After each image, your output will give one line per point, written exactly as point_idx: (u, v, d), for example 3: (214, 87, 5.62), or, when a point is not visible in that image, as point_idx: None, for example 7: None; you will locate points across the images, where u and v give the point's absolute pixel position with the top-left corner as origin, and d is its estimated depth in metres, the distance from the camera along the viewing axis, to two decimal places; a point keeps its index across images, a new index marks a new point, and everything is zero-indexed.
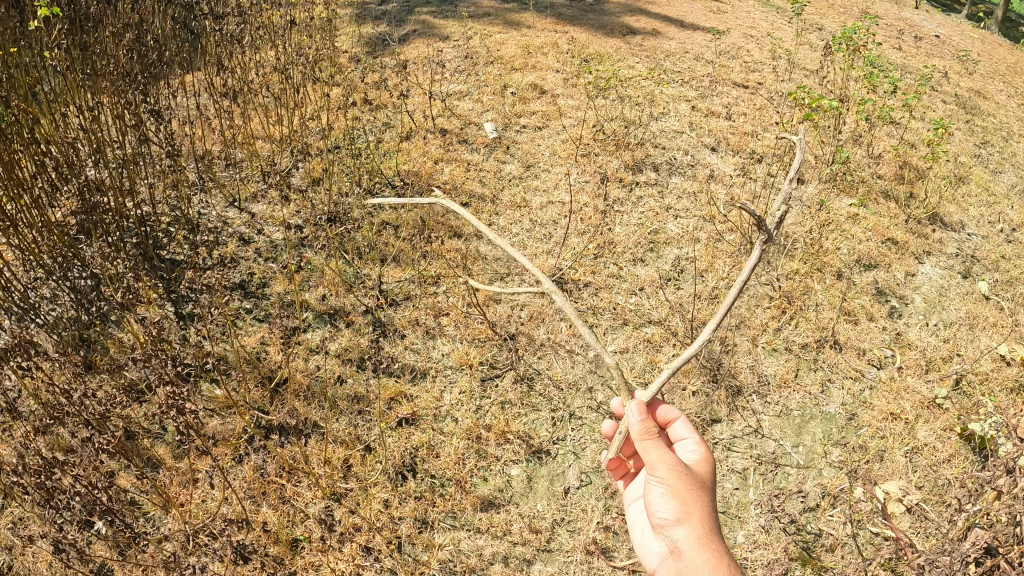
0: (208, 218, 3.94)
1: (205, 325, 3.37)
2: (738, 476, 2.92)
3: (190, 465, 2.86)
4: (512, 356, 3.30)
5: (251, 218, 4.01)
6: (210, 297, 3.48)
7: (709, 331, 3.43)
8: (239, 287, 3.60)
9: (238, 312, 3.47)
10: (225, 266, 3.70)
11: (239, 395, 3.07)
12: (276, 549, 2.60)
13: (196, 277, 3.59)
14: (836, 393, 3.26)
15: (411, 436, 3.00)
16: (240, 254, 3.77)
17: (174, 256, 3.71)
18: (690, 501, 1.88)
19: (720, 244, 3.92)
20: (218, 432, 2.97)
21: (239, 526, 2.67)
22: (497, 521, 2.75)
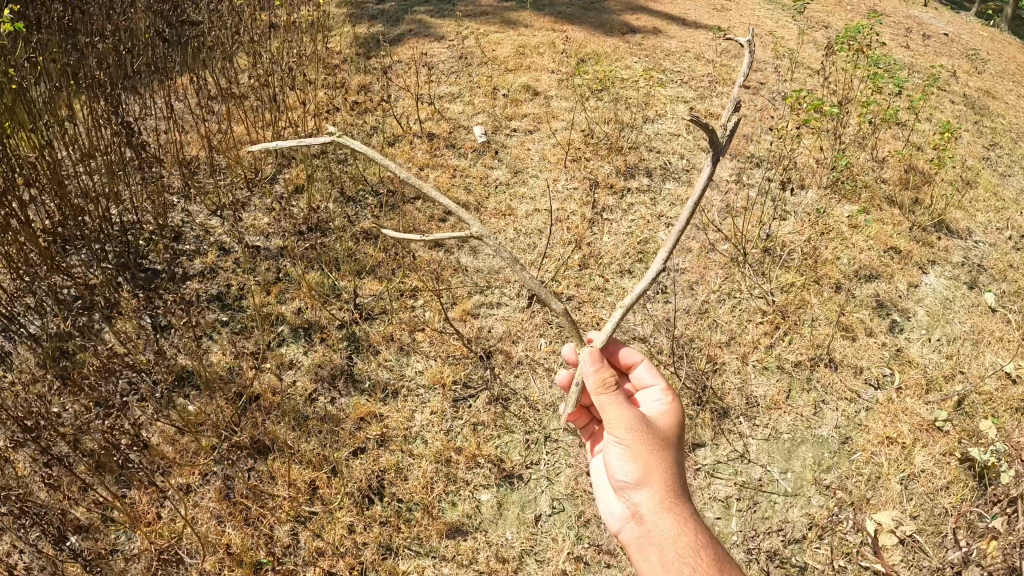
0: (193, 226, 3.74)
1: (179, 334, 3.18)
2: (720, 504, 2.78)
3: (159, 485, 2.64)
4: (487, 376, 3.19)
5: (233, 226, 3.78)
6: (189, 310, 3.31)
7: (695, 348, 3.29)
8: (216, 298, 3.41)
9: (213, 328, 3.27)
10: (202, 280, 3.48)
11: (209, 411, 2.87)
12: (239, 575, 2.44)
13: (174, 283, 3.41)
14: (829, 416, 3.11)
15: (379, 457, 2.85)
16: (220, 265, 3.56)
17: (157, 268, 3.49)
18: (652, 466, 1.84)
19: (714, 255, 3.81)
20: (182, 450, 2.75)
21: (202, 548, 2.51)
22: (463, 549, 2.62)
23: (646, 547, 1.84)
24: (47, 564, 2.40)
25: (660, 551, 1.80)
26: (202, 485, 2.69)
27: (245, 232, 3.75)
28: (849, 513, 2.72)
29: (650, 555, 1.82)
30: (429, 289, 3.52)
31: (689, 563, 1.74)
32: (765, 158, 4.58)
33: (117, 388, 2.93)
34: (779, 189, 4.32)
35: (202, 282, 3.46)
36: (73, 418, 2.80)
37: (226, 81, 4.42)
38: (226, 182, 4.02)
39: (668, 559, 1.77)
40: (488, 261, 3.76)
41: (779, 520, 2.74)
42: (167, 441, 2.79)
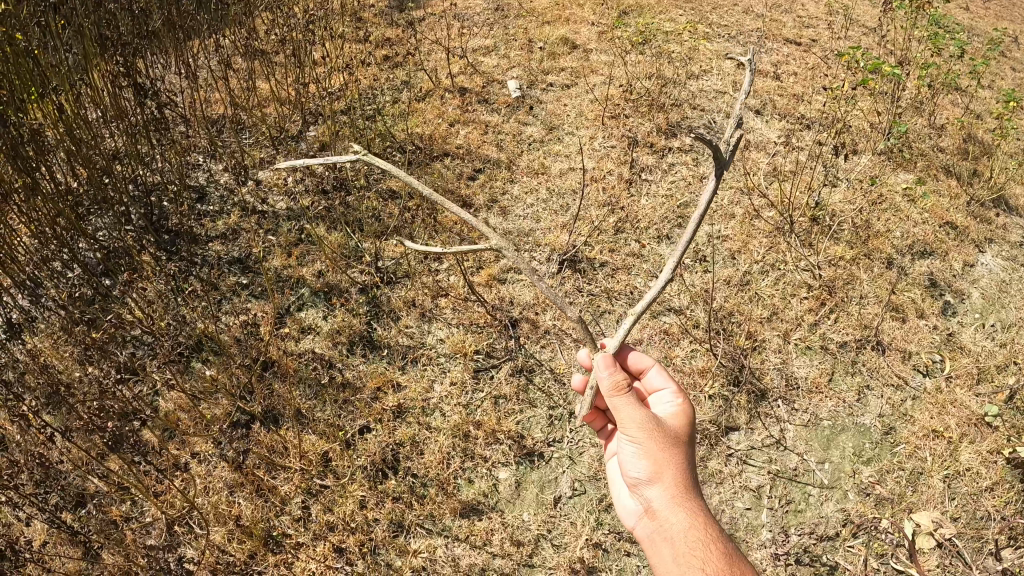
0: (217, 185, 3.62)
1: (196, 297, 3.07)
2: (752, 495, 2.65)
3: (168, 457, 2.57)
4: (511, 346, 3.05)
5: (256, 185, 3.66)
6: (208, 273, 3.20)
7: (735, 324, 3.12)
8: (236, 261, 3.28)
9: (231, 292, 3.15)
10: (223, 241, 3.35)
11: (224, 379, 2.77)
12: (247, 549, 2.35)
13: (195, 246, 3.30)
14: (873, 403, 2.93)
15: (395, 429, 2.73)
16: (242, 223, 3.44)
17: (181, 226, 3.37)
18: (662, 461, 1.82)
19: (758, 222, 3.60)
20: (192, 421, 2.66)
21: (210, 519, 2.42)
22: (478, 530, 2.50)
23: (657, 541, 1.81)
24: (52, 538, 2.33)
25: (670, 544, 1.77)
26: (213, 455, 2.59)
27: (269, 191, 3.63)
28: (888, 513, 2.60)
29: (662, 549, 1.78)
30: (455, 252, 3.37)
31: (700, 555, 1.70)
32: (817, 120, 4.33)
33: (130, 356, 2.85)
34: (831, 154, 4.08)
35: (223, 244, 3.34)
36: (88, 384, 2.70)
37: (253, 28, 4.26)
38: (250, 141, 3.89)
39: (678, 552, 1.73)
40: None
41: (813, 515, 2.60)
42: (179, 409, 2.70)
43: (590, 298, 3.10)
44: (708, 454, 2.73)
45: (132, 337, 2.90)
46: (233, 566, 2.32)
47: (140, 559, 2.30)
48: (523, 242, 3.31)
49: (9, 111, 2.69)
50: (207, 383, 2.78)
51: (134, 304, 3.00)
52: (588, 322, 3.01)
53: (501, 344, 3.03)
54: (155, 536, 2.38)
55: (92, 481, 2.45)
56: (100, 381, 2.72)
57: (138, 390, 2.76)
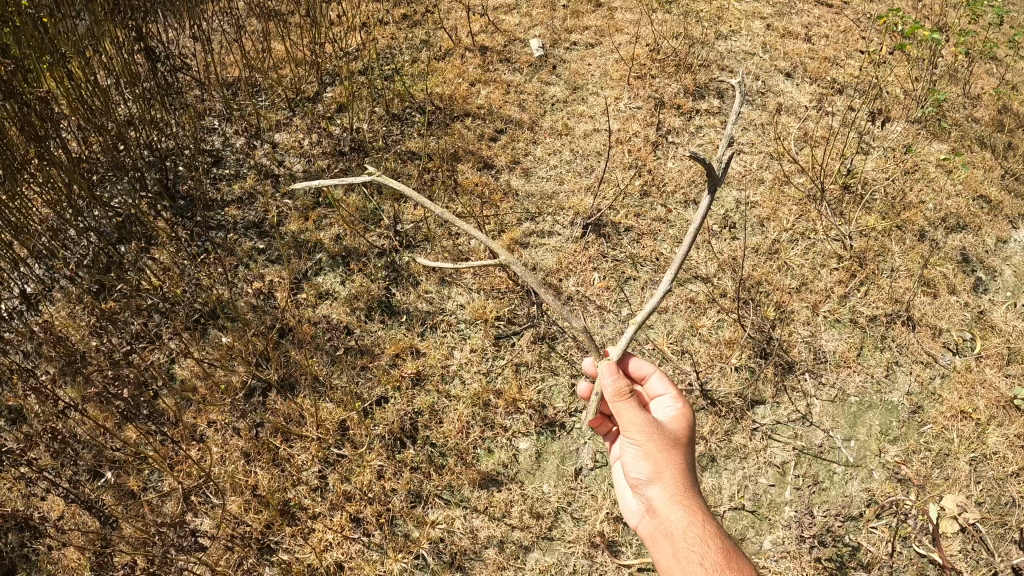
0: (233, 146, 3.57)
1: (212, 264, 3.04)
2: (776, 471, 2.59)
3: (185, 426, 2.58)
4: (534, 313, 2.97)
5: (273, 148, 3.57)
6: (225, 237, 3.17)
7: (763, 294, 3.01)
8: (253, 225, 3.23)
9: (248, 256, 3.11)
10: (239, 204, 3.31)
11: (242, 347, 2.75)
12: (265, 520, 2.38)
13: (211, 212, 3.26)
14: (902, 379, 2.86)
15: (414, 397, 2.69)
16: (259, 186, 3.38)
17: (199, 191, 3.33)
18: (663, 462, 1.80)
19: (788, 187, 3.43)
20: (211, 390, 2.67)
21: (229, 489, 2.44)
22: (497, 501, 2.47)
23: (659, 539, 1.81)
24: (70, 509, 2.37)
25: (672, 542, 1.77)
26: (231, 424, 2.61)
27: (285, 152, 3.54)
28: (913, 494, 2.55)
29: (663, 547, 1.78)
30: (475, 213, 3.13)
31: (699, 553, 1.71)
32: (849, 85, 4.15)
33: (148, 324, 2.85)
34: (865, 119, 3.94)
35: (239, 207, 3.29)
36: (106, 353, 2.71)
37: None
38: (267, 103, 3.81)
39: (679, 550, 1.73)
40: (542, 183, 3.31)
41: (837, 494, 2.55)
42: (197, 378, 2.71)
43: (614, 264, 3.02)
44: (733, 428, 2.66)
45: (150, 304, 2.89)
46: (251, 537, 2.35)
47: (158, 530, 2.34)
48: (545, 206, 3.22)
49: (17, 76, 2.60)
50: (225, 350, 2.77)
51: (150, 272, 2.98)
52: (612, 289, 2.94)
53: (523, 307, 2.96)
54: (173, 507, 2.41)
55: (113, 452, 2.49)
56: (116, 350, 2.72)
57: (156, 359, 2.76)
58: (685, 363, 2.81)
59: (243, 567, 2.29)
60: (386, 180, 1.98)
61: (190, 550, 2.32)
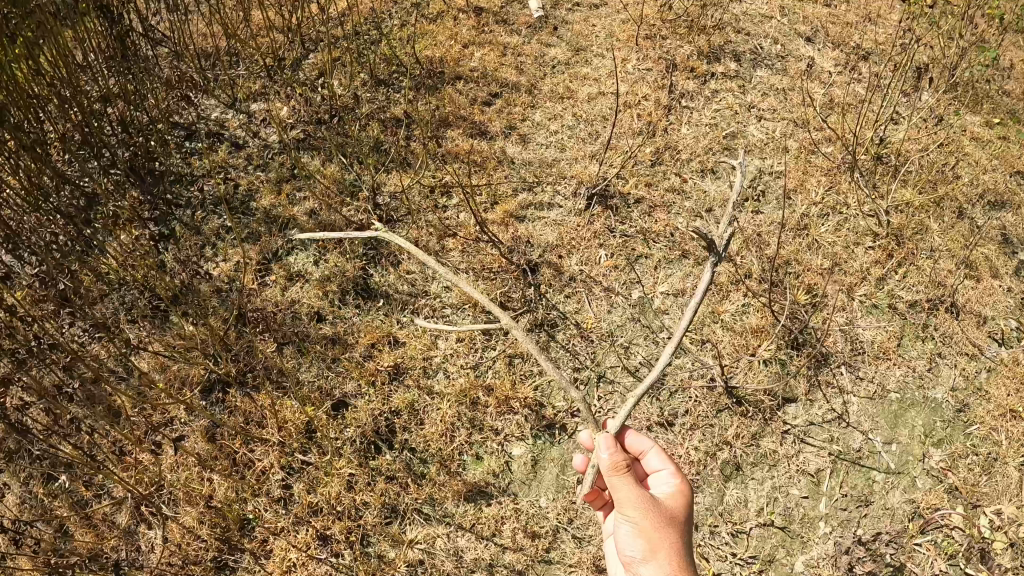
0: (208, 119, 3.16)
1: (174, 245, 2.69)
2: (809, 481, 2.24)
3: (138, 424, 2.27)
4: (529, 296, 2.51)
5: (248, 117, 3.19)
6: (191, 216, 2.80)
7: (792, 277, 2.63)
8: (221, 202, 2.83)
9: (215, 237, 2.74)
10: (208, 178, 2.92)
11: (201, 338, 2.40)
12: (222, 535, 2.08)
13: (176, 186, 2.90)
14: (946, 374, 2.48)
15: (391, 394, 2.33)
16: (231, 161, 2.97)
17: (170, 167, 2.94)
18: (658, 541, 1.59)
19: (816, 157, 3.02)
20: (166, 388, 2.33)
21: (183, 502, 2.14)
22: (485, 518, 2.13)
23: None
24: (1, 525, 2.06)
25: None
26: (189, 423, 2.29)
27: (261, 123, 3.15)
28: (960, 506, 2.21)
29: None
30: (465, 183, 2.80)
31: None
32: (874, 52, 3.70)
33: (102, 311, 2.51)
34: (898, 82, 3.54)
35: (207, 181, 2.91)
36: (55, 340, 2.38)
37: None
38: (243, 71, 3.39)
39: None
40: (541, 151, 2.95)
41: (878, 507, 2.20)
42: (154, 371, 2.37)
43: (623, 240, 2.69)
44: (761, 431, 2.31)
45: (112, 288, 2.57)
46: (205, 553, 2.05)
47: (115, 541, 2.08)
48: (544, 174, 2.87)
49: None
50: (184, 339, 2.42)
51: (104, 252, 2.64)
52: (621, 269, 2.62)
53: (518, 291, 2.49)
54: (122, 518, 2.11)
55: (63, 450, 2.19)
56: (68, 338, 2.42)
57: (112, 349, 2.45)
58: (706, 355, 2.45)
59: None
60: (388, 233, 1.91)
61: (140, 568, 2.04)
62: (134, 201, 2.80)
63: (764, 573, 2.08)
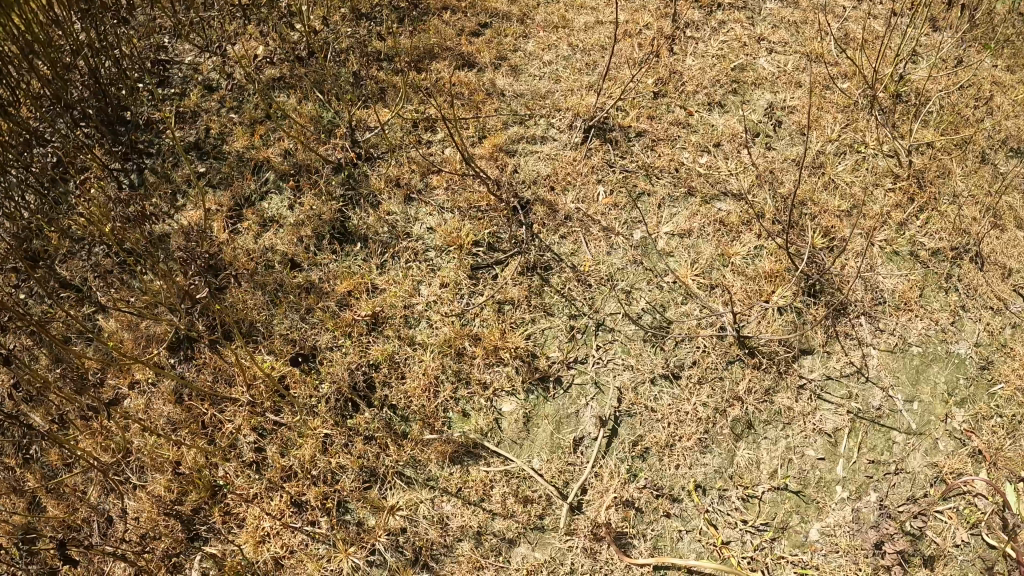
0: (181, 64, 2.84)
1: (141, 193, 2.48)
2: (826, 441, 2.06)
3: (107, 389, 2.11)
4: (521, 237, 2.35)
5: (223, 58, 2.86)
6: (161, 164, 2.57)
7: (807, 216, 2.44)
8: (193, 146, 2.58)
9: (186, 184, 2.51)
10: (180, 125, 2.64)
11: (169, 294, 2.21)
12: (191, 504, 1.91)
13: (144, 129, 2.66)
14: (970, 327, 2.27)
15: (369, 346, 2.13)
16: (202, 106, 2.69)
17: (145, 114, 2.69)
18: None
19: (831, 93, 2.80)
20: (131, 347, 2.15)
21: (151, 470, 1.97)
22: (472, 481, 1.95)
23: None
24: None
25: None
26: (156, 383, 2.11)
27: (236, 64, 2.84)
28: (983, 471, 2.03)
29: None
30: (451, 116, 2.61)
31: None
32: None
33: (70, 270, 2.32)
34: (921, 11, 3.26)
35: (180, 128, 2.64)
36: (26, 306, 2.24)
37: None
38: (217, 12, 3.00)
39: None
40: (534, 83, 2.74)
41: (897, 471, 2.02)
42: (119, 331, 2.19)
43: (623, 175, 2.51)
44: (775, 385, 2.12)
45: (80, 244, 2.38)
46: (175, 524, 1.89)
47: (85, 513, 1.93)
48: (537, 106, 2.67)
49: None
50: (151, 294, 2.23)
51: (67, 204, 2.43)
52: (623, 207, 2.43)
53: (507, 232, 2.35)
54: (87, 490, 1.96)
55: (33, 418, 2.04)
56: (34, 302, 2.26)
57: (81, 310, 2.26)
58: (715, 302, 2.25)
59: (171, 562, 1.84)
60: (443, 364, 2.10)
61: (107, 540, 1.89)
62: (100, 148, 2.57)
63: (777, 541, 1.90)
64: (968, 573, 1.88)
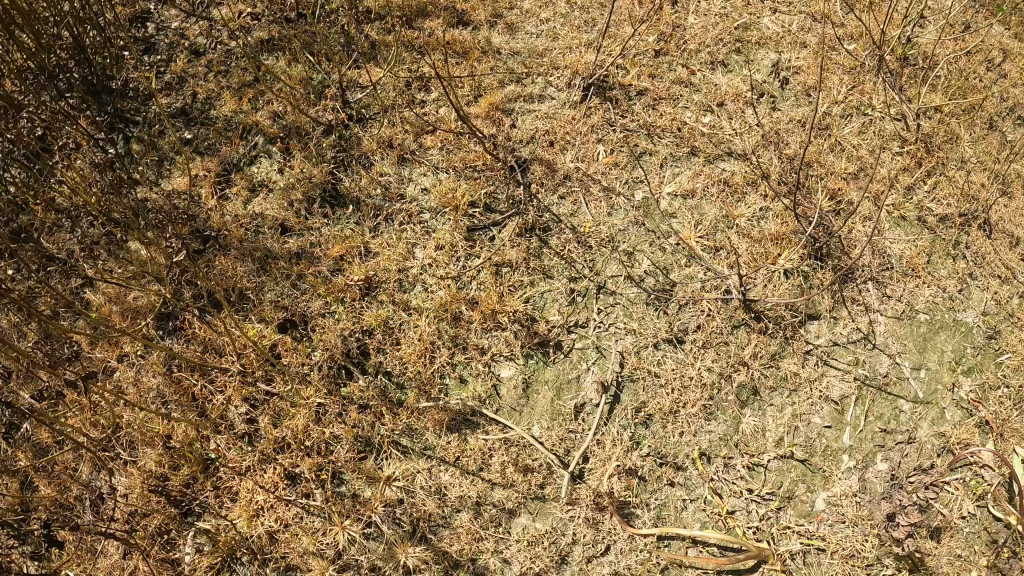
0: (167, 29, 2.70)
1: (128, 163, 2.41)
2: (833, 409, 2.02)
3: (93, 361, 2.04)
4: (518, 196, 2.29)
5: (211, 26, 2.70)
6: (147, 131, 2.49)
7: (812, 178, 2.39)
8: (180, 113, 2.50)
9: (173, 151, 2.44)
10: (166, 91, 2.55)
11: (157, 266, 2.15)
12: (183, 480, 1.87)
13: (128, 95, 2.56)
14: (978, 296, 2.22)
15: (362, 311, 2.07)
16: (189, 70, 2.60)
17: (130, 80, 2.58)
18: None
19: (836, 54, 2.72)
20: (119, 321, 2.10)
21: (140, 445, 1.92)
22: (471, 450, 1.91)
23: None
24: None
25: None
26: (144, 355, 2.03)
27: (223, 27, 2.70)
28: (990, 442, 2.01)
29: None
30: (445, 76, 2.53)
31: None
32: None
33: (55, 242, 2.26)
34: None
35: (166, 94, 2.55)
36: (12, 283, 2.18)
37: None
38: None
39: None
40: (531, 41, 2.65)
41: (904, 438, 1.99)
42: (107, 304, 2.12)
43: (624, 135, 2.44)
44: (781, 351, 2.07)
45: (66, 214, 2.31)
46: (166, 501, 1.85)
47: (76, 491, 1.89)
48: (534, 65, 2.59)
49: None
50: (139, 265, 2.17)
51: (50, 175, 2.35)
52: (623, 166, 2.37)
53: (502, 196, 2.29)
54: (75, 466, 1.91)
55: (20, 394, 1.99)
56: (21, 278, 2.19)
57: (70, 284, 2.20)
58: (720, 264, 2.19)
59: (163, 539, 1.82)
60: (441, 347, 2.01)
61: (98, 519, 1.86)
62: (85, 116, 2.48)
63: (783, 511, 1.88)
64: (973, 545, 1.89)
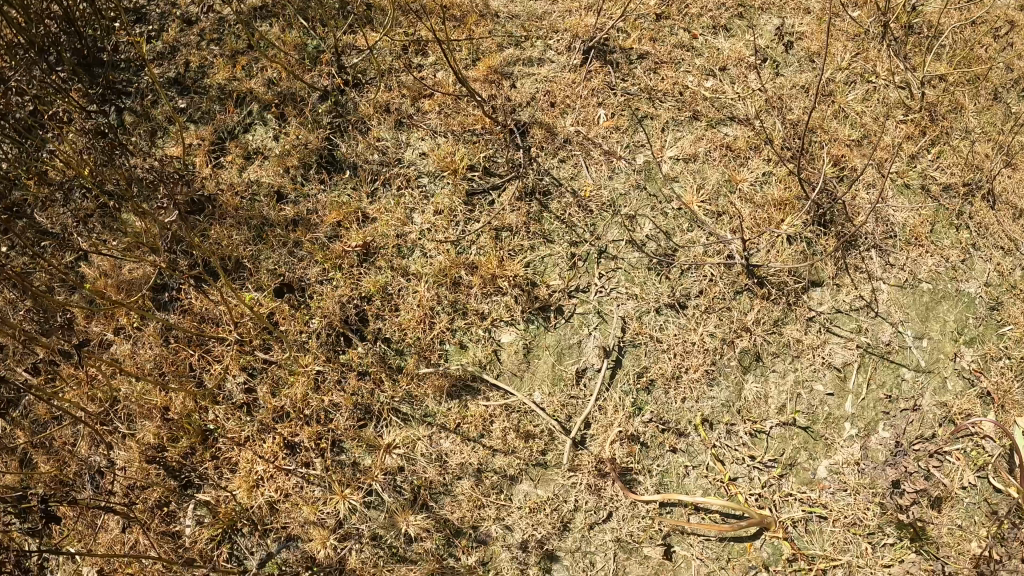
0: None
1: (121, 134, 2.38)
2: (835, 376, 2.01)
3: (89, 333, 2.02)
4: (517, 160, 2.26)
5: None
6: (141, 103, 2.46)
7: (815, 146, 2.36)
8: (172, 83, 2.45)
9: (167, 122, 2.41)
10: (158, 61, 2.48)
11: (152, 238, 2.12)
12: (182, 451, 1.87)
13: (119, 65, 2.52)
14: (981, 267, 2.20)
15: (361, 277, 2.06)
16: (181, 40, 2.51)
17: (120, 45, 2.54)
18: None
19: (840, 21, 2.66)
20: (114, 293, 2.08)
21: (137, 417, 1.91)
22: (471, 416, 1.91)
23: None
24: None
25: None
26: (141, 327, 2.01)
27: None
28: (991, 414, 2.01)
29: None
30: (442, 39, 2.46)
31: None
32: None
33: (50, 217, 2.24)
34: None
35: (158, 64, 2.48)
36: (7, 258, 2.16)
37: None
38: None
39: None
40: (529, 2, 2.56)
41: (906, 405, 1.99)
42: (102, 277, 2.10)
43: (625, 99, 2.40)
44: (784, 317, 2.07)
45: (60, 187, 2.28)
46: (166, 473, 1.86)
47: (75, 467, 1.88)
48: (534, 28, 2.52)
49: None
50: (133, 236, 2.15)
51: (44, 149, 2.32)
52: (624, 130, 2.35)
53: (501, 163, 2.26)
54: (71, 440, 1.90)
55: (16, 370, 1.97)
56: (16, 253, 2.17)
57: (65, 259, 2.20)
58: (722, 229, 2.18)
59: (163, 511, 1.82)
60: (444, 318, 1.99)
61: (98, 493, 1.86)
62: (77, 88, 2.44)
63: (784, 479, 1.90)
64: (974, 515, 1.89)
